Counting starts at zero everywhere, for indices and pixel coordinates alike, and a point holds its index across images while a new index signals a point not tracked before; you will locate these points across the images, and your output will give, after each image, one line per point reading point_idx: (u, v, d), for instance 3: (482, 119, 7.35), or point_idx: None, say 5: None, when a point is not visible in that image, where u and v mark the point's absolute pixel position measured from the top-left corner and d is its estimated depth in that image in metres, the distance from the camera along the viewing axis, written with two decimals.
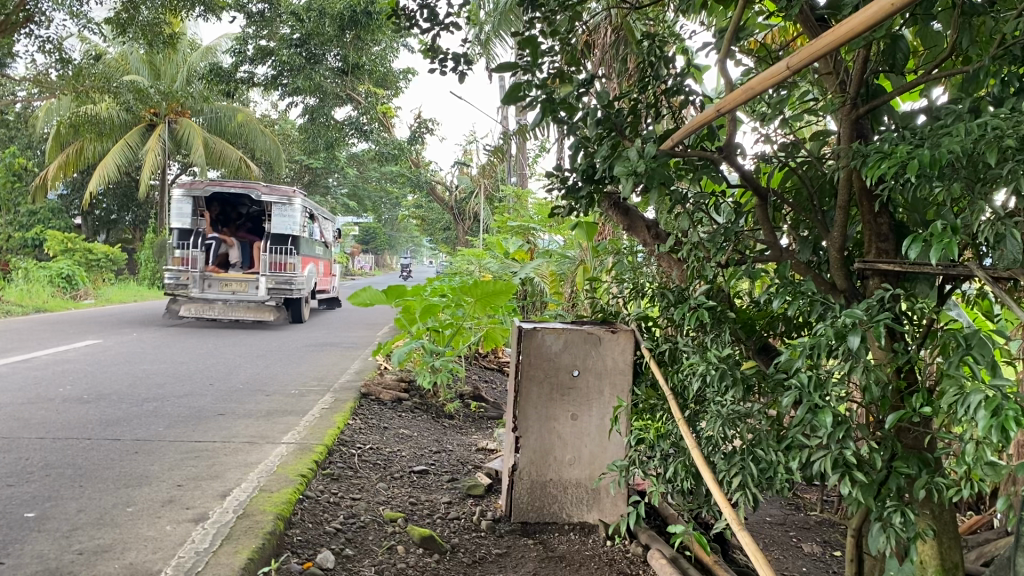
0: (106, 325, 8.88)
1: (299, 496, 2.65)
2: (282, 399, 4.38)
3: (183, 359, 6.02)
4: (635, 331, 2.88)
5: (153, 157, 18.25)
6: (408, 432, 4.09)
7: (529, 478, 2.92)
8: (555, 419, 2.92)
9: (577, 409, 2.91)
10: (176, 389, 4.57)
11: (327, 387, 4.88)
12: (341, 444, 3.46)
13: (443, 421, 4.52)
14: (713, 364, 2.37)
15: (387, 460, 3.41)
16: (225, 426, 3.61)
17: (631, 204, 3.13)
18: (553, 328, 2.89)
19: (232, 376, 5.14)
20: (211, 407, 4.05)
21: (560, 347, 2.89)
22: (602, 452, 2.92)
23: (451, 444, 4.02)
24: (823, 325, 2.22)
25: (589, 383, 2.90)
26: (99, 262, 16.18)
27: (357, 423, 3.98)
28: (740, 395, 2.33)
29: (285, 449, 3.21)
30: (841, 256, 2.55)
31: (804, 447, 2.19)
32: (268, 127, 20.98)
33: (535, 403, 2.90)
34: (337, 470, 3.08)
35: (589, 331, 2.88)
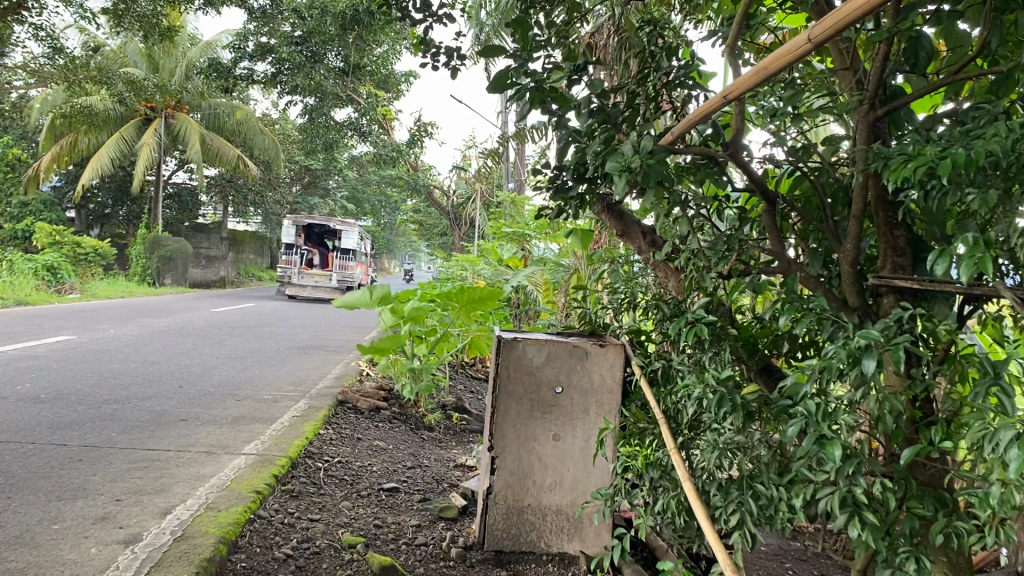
0: (85, 320, 8.63)
1: (250, 516, 2.40)
2: (252, 405, 4.15)
3: (157, 357, 5.77)
4: (625, 346, 2.66)
5: (149, 153, 18.03)
6: (382, 444, 3.85)
7: (506, 503, 2.69)
8: (535, 439, 2.68)
9: (559, 429, 2.67)
10: (141, 391, 4.33)
11: (302, 392, 4.64)
12: (307, 456, 3.22)
13: (422, 433, 4.28)
14: (710, 387, 2.13)
15: (355, 476, 3.17)
16: (183, 433, 3.36)
17: (626, 208, 2.92)
18: (535, 339, 2.65)
19: (204, 378, 4.90)
20: (174, 412, 3.82)
21: (543, 360, 2.65)
22: (586, 476, 2.68)
23: (428, 459, 3.78)
24: (834, 347, 1.99)
25: (573, 401, 2.66)
26: (87, 257, 15.89)
27: (328, 433, 3.74)
28: (740, 423, 2.09)
29: (244, 461, 2.97)
30: (853, 270, 2.32)
31: (810, 483, 1.95)
32: (267, 126, 20.75)
33: (514, 420, 2.67)
34: (298, 486, 2.84)
35: (575, 344, 2.64)
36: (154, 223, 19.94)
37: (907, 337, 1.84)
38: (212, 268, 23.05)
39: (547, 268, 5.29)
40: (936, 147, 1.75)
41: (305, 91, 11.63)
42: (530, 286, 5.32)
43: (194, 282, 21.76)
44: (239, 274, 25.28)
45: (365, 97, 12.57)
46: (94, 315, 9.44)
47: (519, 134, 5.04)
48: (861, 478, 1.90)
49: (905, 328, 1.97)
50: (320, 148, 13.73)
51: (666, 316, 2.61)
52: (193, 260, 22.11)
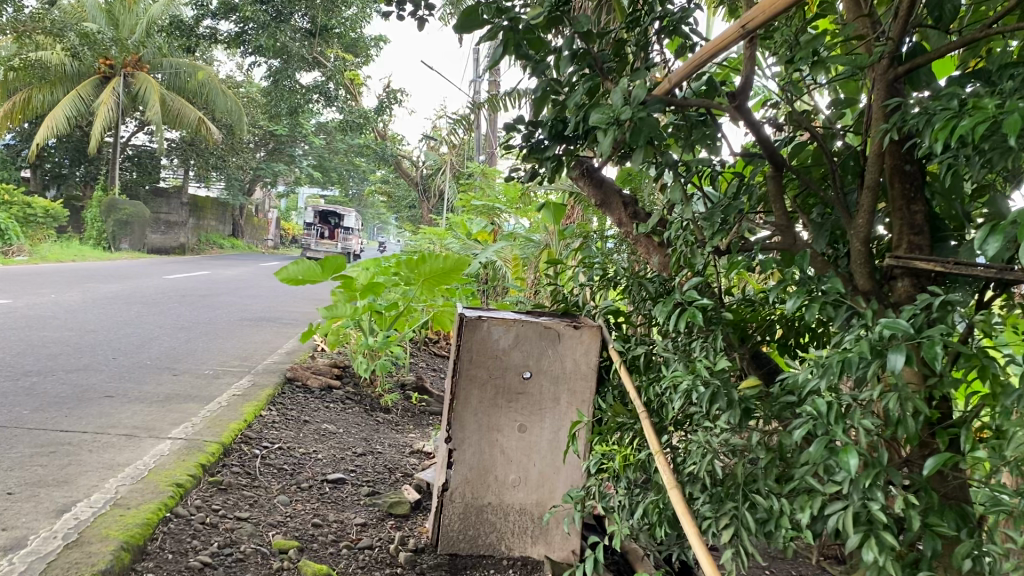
0: (26, 283, 8.13)
1: (164, 516, 2.06)
2: (190, 381, 3.79)
3: (95, 326, 5.36)
4: (602, 328, 2.36)
5: (107, 113, 17.31)
6: (331, 428, 3.52)
7: (463, 501, 2.38)
8: (498, 430, 2.38)
9: (526, 420, 2.38)
10: (69, 362, 3.95)
11: (248, 368, 4.28)
12: (243, 442, 2.88)
13: (376, 415, 3.97)
14: (701, 378, 1.84)
15: (296, 465, 2.84)
16: (104, 413, 3.00)
17: (607, 178, 2.68)
18: (502, 319, 2.35)
19: (142, 350, 4.52)
20: (99, 387, 3.45)
21: (509, 341, 2.34)
22: (555, 473, 2.39)
23: (381, 445, 3.47)
24: (850, 339, 1.70)
25: (543, 388, 2.37)
26: (36, 218, 15.21)
27: (272, 415, 3.41)
28: (737, 422, 1.79)
29: (169, 446, 2.63)
30: (866, 249, 2.03)
31: (816, 495, 1.66)
32: (231, 89, 20.10)
33: (474, 408, 2.36)
34: (228, 478, 2.50)
35: (547, 325, 2.35)
36: (111, 186, 19.27)
37: (942, 330, 1.55)
38: (172, 234, 22.40)
39: (517, 242, 4.97)
40: (992, 101, 1.44)
41: (270, 53, 11.13)
42: (499, 262, 5.00)
43: (153, 248, 21.11)
44: (200, 240, 24.62)
45: (334, 61, 12.07)
46: (37, 279, 8.92)
47: (492, 101, 4.70)
48: (878, 493, 1.61)
49: (934, 318, 1.68)
50: (284, 113, 13.19)
51: (649, 296, 2.30)
52: (152, 225, 21.43)
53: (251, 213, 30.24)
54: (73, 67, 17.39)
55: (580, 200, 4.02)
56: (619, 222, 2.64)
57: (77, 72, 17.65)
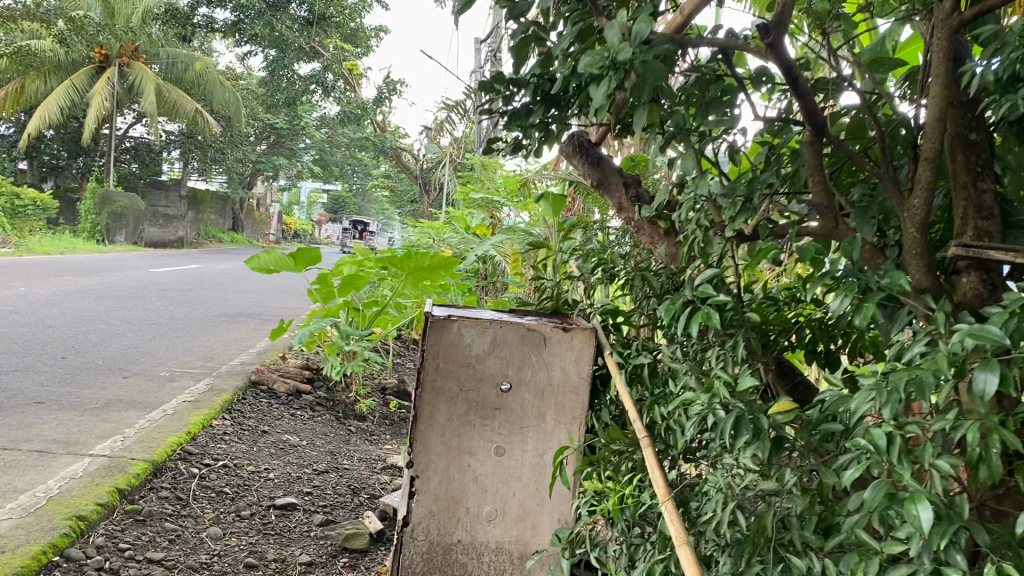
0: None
1: (50, 561, 1.66)
2: (139, 385, 3.38)
3: (54, 322, 4.95)
4: (596, 331, 1.97)
5: (102, 104, 16.91)
6: (294, 440, 3.12)
7: (427, 539, 1.98)
8: (470, 454, 1.97)
9: (503, 441, 1.97)
10: (6, 363, 3.54)
11: (210, 370, 3.87)
12: (180, 460, 2.48)
13: (349, 424, 3.57)
14: (720, 400, 1.43)
15: (240, 487, 2.44)
16: (21, 423, 2.59)
17: (608, 162, 2.35)
18: (475, 320, 1.95)
19: (97, 349, 4.12)
20: (29, 392, 3.04)
21: (483, 346, 1.94)
22: (538, 506, 1.98)
23: (349, 460, 3.06)
24: (915, 351, 1.27)
25: (524, 402, 1.97)
26: (25, 210, 14.84)
27: (225, 425, 3.01)
28: (767, 457, 1.38)
29: (88, 465, 2.22)
30: (925, 236, 1.54)
31: (871, 554, 1.25)
32: (230, 80, 19.66)
33: (441, 427, 1.96)
34: (150, 506, 2.10)
35: (529, 327, 1.96)
36: (106, 178, 18.91)
37: None
38: (170, 228, 22.02)
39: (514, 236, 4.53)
40: None
41: (266, 41, 10.69)
42: (495, 257, 4.57)
43: (151, 241, 20.75)
44: (199, 234, 24.19)
45: (332, 51, 11.54)
46: (14, 271, 8.50)
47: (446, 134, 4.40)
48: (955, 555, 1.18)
49: None
50: (282, 105, 12.71)
51: (653, 292, 1.89)
52: (150, 219, 21.05)
53: (252, 208, 29.78)
54: (68, 57, 16.98)
55: (583, 190, 3.57)
56: (619, 207, 2.33)
57: (71, 62, 17.22)
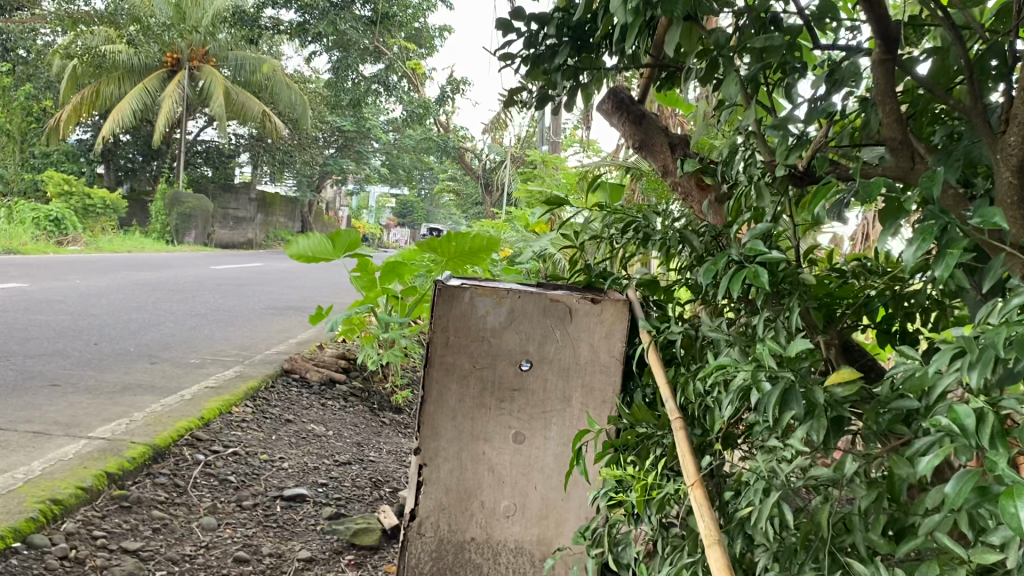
0: (62, 270, 7.82)
1: (7, 548, 1.49)
2: (164, 371, 3.26)
3: (99, 311, 4.88)
4: (629, 303, 1.72)
5: (173, 107, 17.17)
6: (318, 429, 2.92)
7: (437, 536, 1.76)
8: (485, 440, 1.74)
9: (523, 427, 1.74)
10: (34, 346, 3.45)
11: (242, 358, 3.72)
12: (187, 446, 2.31)
13: (383, 415, 3.36)
14: (765, 371, 1.17)
15: (248, 476, 2.25)
16: (27, 404, 2.45)
17: (658, 119, 2.09)
18: (492, 288, 1.72)
19: (132, 337, 4.03)
20: (48, 374, 2.94)
21: (500, 319, 1.72)
22: (562, 500, 1.75)
23: (376, 451, 2.85)
24: (1014, 305, 0.98)
25: (547, 383, 1.73)
26: (96, 209, 15.23)
27: (246, 412, 2.84)
28: (822, 440, 1.11)
29: (83, 447, 2.07)
30: (1023, 180, 1.13)
31: (957, 565, 0.97)
32: (298, 84, 19.79)
33: (453, 410, 1.73)
34: (140, 493, 1.92)
35: (552, 298, 1.72)
36: (177, 180, 19.28)
37: None
38: (241, 230, 22.32)
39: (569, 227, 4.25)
40: None
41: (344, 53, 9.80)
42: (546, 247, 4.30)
43: (220, 243, 21.08)
44: (268, 237, 24.51)
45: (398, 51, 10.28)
46: (77, 265, 8.61)
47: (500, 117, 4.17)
48: None
49: None
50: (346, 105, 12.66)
51: (694, 254, 1.62)
52: (220, 221, 21.42)
53: (323, 211, 30.07)
54: (140, 61, 17.29)
55: (640, 174, 3.28)
56: (664, 169, 2.04)
57: (143, 66, 17.56)
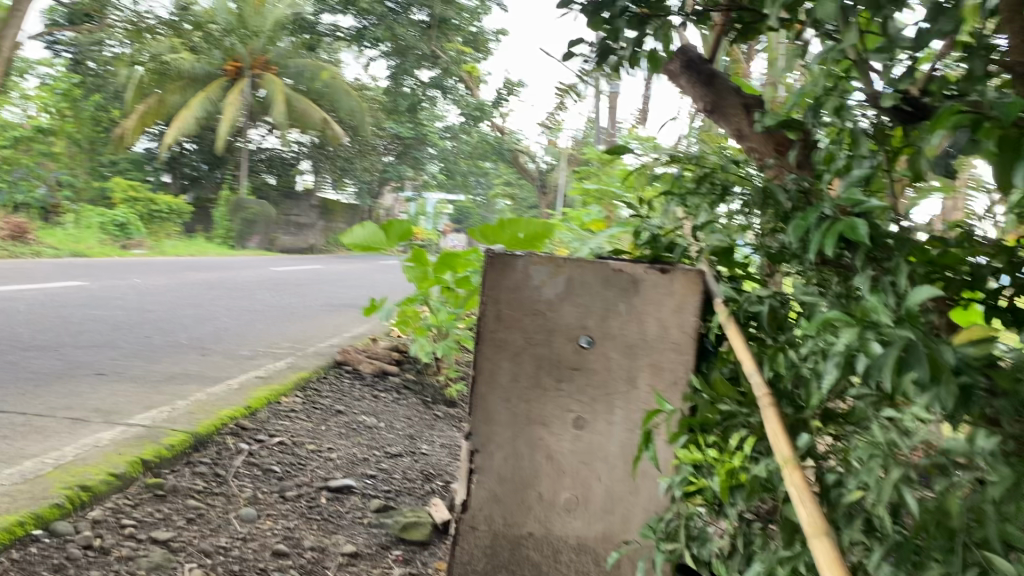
0: (126, 270, 7.89)
1: (27, 535, 1.39)
2: (214, 362, 3.18)
3: (156, 307, 4.87)
4: (704, 272, 1.54)
5: (235, 114, 17.39)
6: (370, 421, 2.78)
7: (491, 529, 1.60)
8: (543, 425, 1.58)
9: (585, 410, 1.57)
10: (86, 338, 3.41)
11: (294, 351, 3.63)
12: (231, 435, 2.20)
13: (437, 409, 3.21)
14: (878, 331, 0.99)
15: (292, 467, 2.13)
16: (70, 392, 2.38)
17: (734, 84, 1.83)
18: (549, 257, 1.56)
19: (185, 330, 3.97)
20: (96, 363, 2.87)
21: (557, 291, 1.55)
22: (630, 494, 1.57)
23: (428, 445, 2.70)
24: None
25: (610, 362, 1.55)
26: (160, 214, 15.52)
27: (294, 403, 2.72)
28: (950, 411, 0.93)
29: (121, 433, 1.97)
30: None
31: None
32: (357, 90, 19.82)
33: (506, 391, 1.58)
34: (176, 481, 1.81)
35: (616, 267, 1.55)
36: (240, 187, 19.53)
37: None
38: (301, 235, 22.52)
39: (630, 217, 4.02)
40: None
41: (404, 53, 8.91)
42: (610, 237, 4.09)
43: (281, 247, 21.34)
44: None
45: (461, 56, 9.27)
46: (141, 266, 8.70)
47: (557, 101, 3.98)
48: None
49: None
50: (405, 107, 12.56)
51: (779, 212, 1.45)
52: (281, 226, 21.66)
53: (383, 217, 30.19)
54: (204, 69, 17.56)
55: None
56: (738, 133, 1.74)
57: (206, 74, 17.79)
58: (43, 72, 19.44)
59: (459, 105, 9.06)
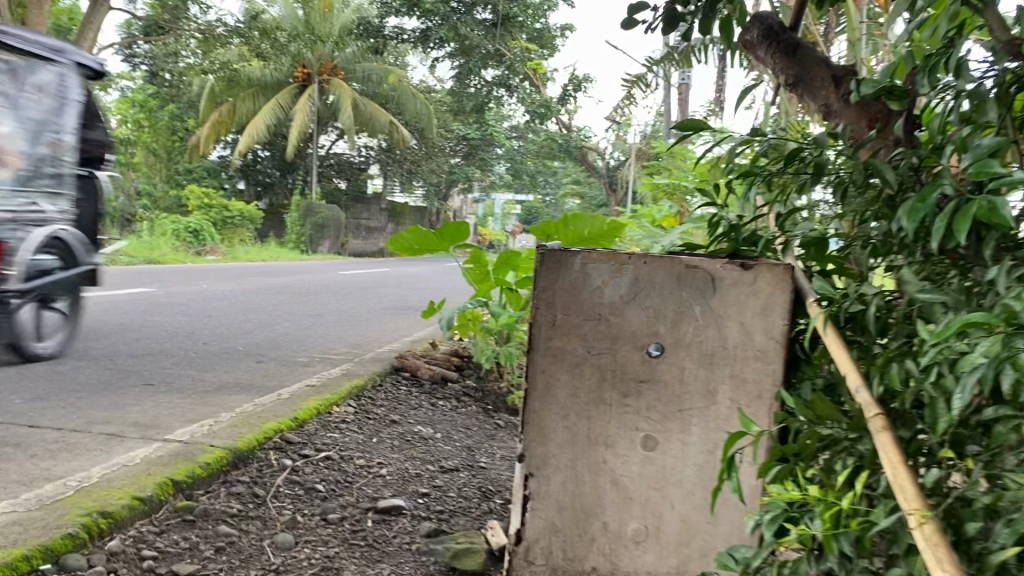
0: (195, 276, 7.94)
1: (32, 572, 1.25)
2: (267, 370, 3.07)
3: (217, 313, 4.81)
4: (792, 266, 1.32)
5: (304, 122, 17.54)
6: (426, 432, 2.61)
7: (550, 564, 1.41)
8: (607, 445, 1.38)
9: (655, 427, 1.36)
10: (141, 346, 3.34)
11: (350, 357, 3.50)
12: (274, 450, 2.05)
13: (499, 417, 3.02)
14: None
15: (338, 484, 1.96)
16: (112, 405, 2.28)
17: (812, 43, 1.56)
18: (609, 254, 1.37)
19: (243, 337, 3.89)
20: (146, 373, 2.78)
21: (620, 293, 1.36)
22: (708, 524, 1.36)
23: (488, 458, 2.51)
24: None
25: (683, 373, 1.35)
26: (234, 220, 15.80)
27: (346, 412, 2.57)
28: None
29: (156, 450, 1.84)
30: None
31: None
32: (424, 93, 19.80)
33: (564, 406, 1.38)
34: (209, 504, 1.66)
35: (688, 264, 1.34)
36: (310, 192, 19.75)
37: None
38: (371, 239, 22.65)
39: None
40: None
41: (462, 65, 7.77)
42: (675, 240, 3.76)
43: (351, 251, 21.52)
44: None
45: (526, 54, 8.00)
46: (211, 273, 8.75)
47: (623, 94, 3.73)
48: None
49: None
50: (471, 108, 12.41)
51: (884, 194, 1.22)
52: (352, 231, 21.82)
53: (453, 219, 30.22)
54: (274, 77, 17.78)
55: None
56: (826, 109, 1.50)
57: (277, 82, 18.00)
58: (122, 85, 20.00)
59: (523, 104, 8.82)
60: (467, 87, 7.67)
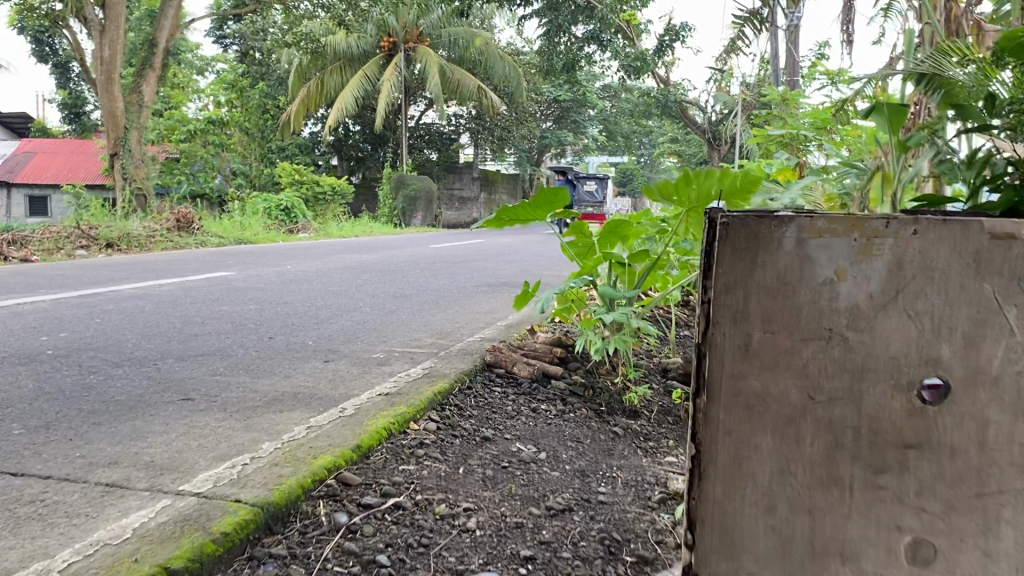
0: (280, 256, 7.57)
1: None
2: (336, 372, 2.58)
3: (295, 299, 4.36)
4: None
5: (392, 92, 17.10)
6: (528, 451, 2.05)
7: None
8: (849, 554, 0.79)
9: (933, 524, 0.78)
10: (199, 345, 2.89)
11: (435, 350, 2.99)
12: (329, 499, 1.54)
13: (615, 424, 2.44)
14: None
15: (410, 547, 1.42)
16: (134, 432, 1.81)
17: None
18: (845, 224, 0.77)
19: (316, 328, 3.41)
20: (192, 383, 2.32)
21: (868, 293, 0.77)
22: None
23: (606, 483, 1.93)
24: None
25: (984, 431, 0.76)
26: (325, 195, 15.58)
27: (427, 430, 2.03)
28: None
29: (162, 513, 1.34)
30: None
31: None
32: (513, 55, 19.10)
33: (768, 492, 0.81)
34: None
35: (992, 238, 0.75)
36: (400, 164, 19.40)
37: None
38: None
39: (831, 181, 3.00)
40: None
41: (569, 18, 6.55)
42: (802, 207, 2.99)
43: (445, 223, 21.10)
44: None
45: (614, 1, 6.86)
46: (299, 252, 8.42)
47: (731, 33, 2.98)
48: None
49: None
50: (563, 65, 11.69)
51: None
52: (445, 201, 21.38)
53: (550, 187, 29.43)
54: (360, 48, 17.42)
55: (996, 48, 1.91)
56: None
57: (363, 53, 17.61)
58: (216, 67, 20.01)
59: (618, 59, 7.98)
60: (555, 45, 6.90)
